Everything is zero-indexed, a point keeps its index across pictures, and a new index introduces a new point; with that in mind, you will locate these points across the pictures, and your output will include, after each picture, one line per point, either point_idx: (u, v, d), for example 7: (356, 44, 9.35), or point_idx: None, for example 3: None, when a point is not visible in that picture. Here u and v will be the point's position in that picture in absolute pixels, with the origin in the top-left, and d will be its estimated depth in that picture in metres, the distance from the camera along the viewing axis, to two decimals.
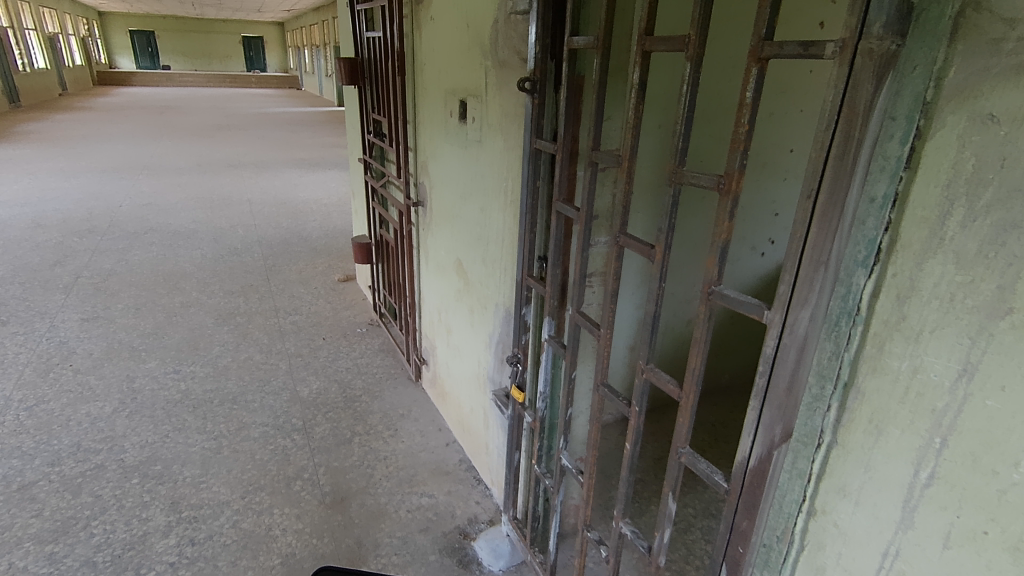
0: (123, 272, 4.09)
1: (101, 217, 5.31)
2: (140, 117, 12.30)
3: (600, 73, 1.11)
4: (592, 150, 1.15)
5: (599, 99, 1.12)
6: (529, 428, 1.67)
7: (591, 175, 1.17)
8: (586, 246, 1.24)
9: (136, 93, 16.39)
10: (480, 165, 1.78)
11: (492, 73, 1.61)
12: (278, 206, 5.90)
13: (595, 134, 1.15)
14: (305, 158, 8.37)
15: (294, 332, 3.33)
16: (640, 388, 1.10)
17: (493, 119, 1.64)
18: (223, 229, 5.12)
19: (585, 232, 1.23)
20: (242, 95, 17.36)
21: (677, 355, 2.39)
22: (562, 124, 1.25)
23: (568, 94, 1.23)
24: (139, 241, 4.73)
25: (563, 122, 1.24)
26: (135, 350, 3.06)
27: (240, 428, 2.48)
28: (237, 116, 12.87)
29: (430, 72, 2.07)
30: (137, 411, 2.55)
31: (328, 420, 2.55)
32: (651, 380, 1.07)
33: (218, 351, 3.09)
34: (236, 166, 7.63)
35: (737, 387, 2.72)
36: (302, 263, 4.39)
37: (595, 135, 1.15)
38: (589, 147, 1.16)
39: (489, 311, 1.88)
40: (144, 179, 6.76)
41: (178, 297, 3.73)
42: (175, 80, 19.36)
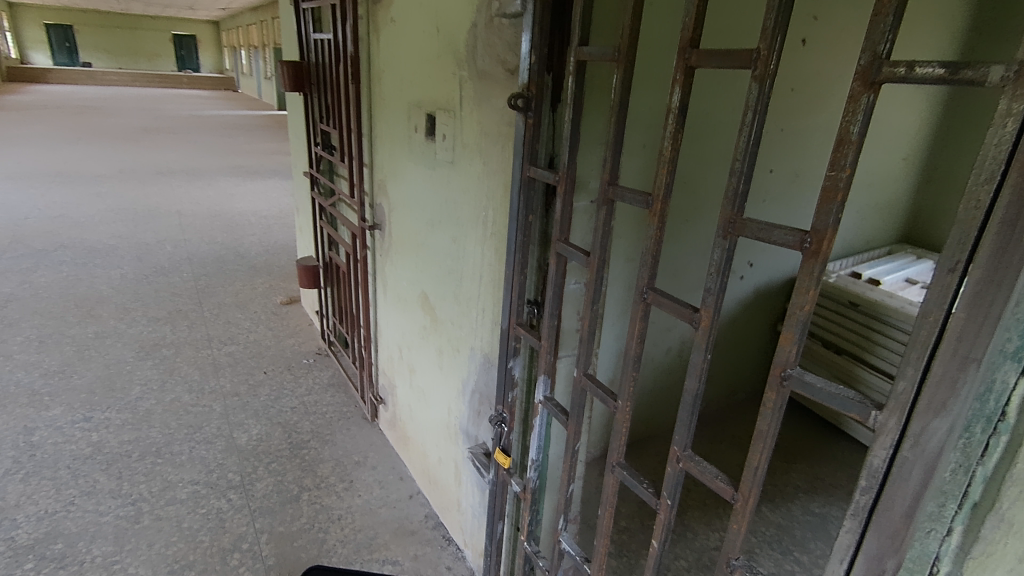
0: (26, 296, 3.57)
1: (2, 231, 4.68)
2: (54, 118, 11.25)
3: (621, 92, 0.90)
4: (605, 185, 0.95)
5: (619, 122, 0.92)
6: (515, 496, 1.43)
7: (605, 214, 0.96)
8: (598, 299, 1.02)
9: (51, 91, 15.08)
10: (452, 188, 1.54)
11: (468, 85, 1.38)
12: (213, 218, 5.42)
13: (610, 165, 0.94)
14: (242, 165, 7.83)
15: (230, 366, 2.96)
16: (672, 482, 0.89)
17: (469, 138, 1.41)
18: (149, 244, 4.62)
19: (594, 281, 1.00)
20: (173, 95, 16.32)
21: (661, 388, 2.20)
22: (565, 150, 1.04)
23: (574, 116, 1.02)
24: (46, 259, 4.17)
25: (566, 150, 1.03)
26: (35, 394, 2.61)
27: (165, 488, 2.12)
28: (167, 118, 12.01)
29: (390, 81, 1.82)
30: (35, 473, 2.15)
31: (271, 474, 2.23)
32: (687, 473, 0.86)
33: (140, 392, 2.69)
34: (165, 173, 7.02)
35: (715, 416, 2.58)
36: (240, 283, 3.98)
37: (613, 168, 0.94)
38: (603, 181, 0.95)
39: (462, 355, 1.64)
40: (57, 187, 6.08)
41: (92, 326, 3.26)
42: (96, 77, 17.97)
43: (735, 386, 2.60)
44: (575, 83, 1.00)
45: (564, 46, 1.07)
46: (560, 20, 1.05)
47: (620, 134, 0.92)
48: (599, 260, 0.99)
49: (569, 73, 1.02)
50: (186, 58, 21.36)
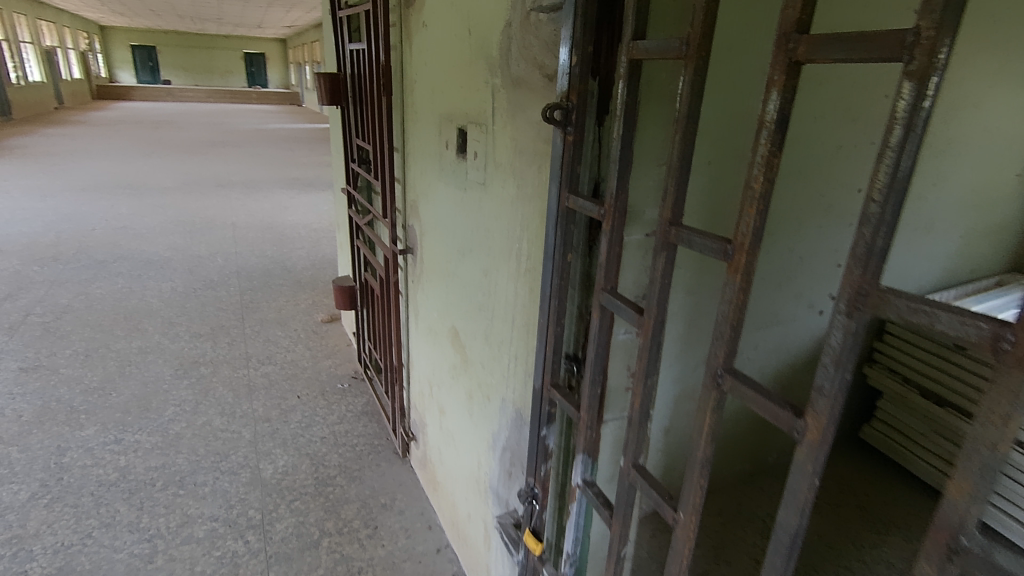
0: (80, 308, 3.63)
1: (70, 242, 4.85)
2: (133, 132, 11.91)
3: (689, 98, 0.67)
4: (665, 224, 0.71)
5: (686, 139, 0.68)
6: None
7: (664, 260, 0.72)
8: (652, 371, 0.77)
9: (133, 107, 16.09)
10: (483, 213, 1.34)
11: (501, 93, 1.17)
12: (265, 231, 5.47)
13: (672, 198, 0.70)
14: (298, 178, 7.97)
15: (265, 388, 2.86)
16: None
17: (502, 156, 1.21)
18: (202, 257, 4.68)
19: (646, 348, 0.76)
20: (242, 110, 17.10)
21: (725, 440, 1.90)
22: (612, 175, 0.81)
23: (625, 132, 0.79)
24: (105, 270, 4.27)
25: (615, 176, 0.80)
26: (73, 412, 2.58)
27: (183, 524, 2.00)
28: (234, 132, 12.51)
29: (422, 92, 1.64)
30: (59, 499, 2.08)
31: (292, 513, 2.08)
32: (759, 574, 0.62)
33: (172, 413, 2.62)
34: (226, 186, 7.21)
35: None
36: (283, 299, 3.94)
37: (678, 199, 0.70)
38: (664, 218, 0.71)
39: (493, 404, 1.43)
40: (125, 199, 6.32)
41: (137, 341, 3.26)
42: (174, 94, 19.07)
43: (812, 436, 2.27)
44: (626, 89, 0.78)
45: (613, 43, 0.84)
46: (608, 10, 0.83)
47: (686, 156, 0.69)
48: (655, 318, 0.75)
49: (620, 76, 0.79)
50: (256, 75, 22.41)
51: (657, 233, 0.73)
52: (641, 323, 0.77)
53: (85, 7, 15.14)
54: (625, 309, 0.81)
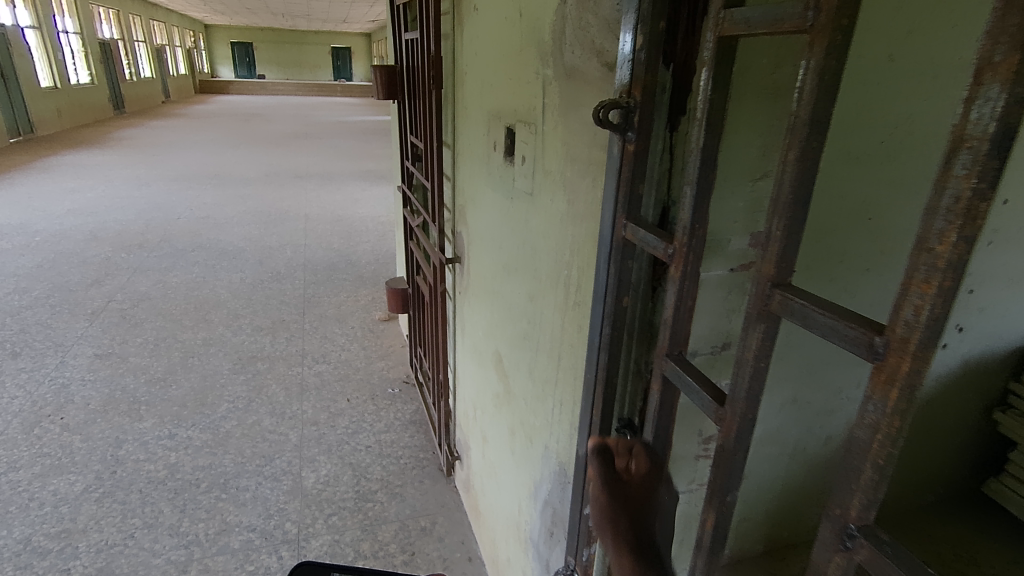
0: (156, 297, 3.77)
1: (156, 230, 5.11)
2: (226, 124, 12.62)
3: (810, 94, 0.44)
4: (764, 283, 0.49)
5: (803, 155, 0.45)
6: None
7: (757, 337, 0.50)
8: (733, 486, 0.56)
9: (229, 101, 17.11)
10: (530, 229, 1.13)
11: (553, 87, 0.96)
12: (335, 223, 5.53)
13: (776, 244, 0.48)
14: (372, 170, 8.07)
15: (316, 389, 2.81)
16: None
17: (553, 164, 0.99)
18: (272, 248, 4.77)
19: (723, 456, 0.55)
20: (326, 103, 17.73)
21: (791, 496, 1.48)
22: (685, 200, 0.58)
23: (706, 140, 0.56)
24: (183, 259, 4.44)
25: (688, 202, 0.58)
26: (135, 403, 2.64)
27: (221, 532, 1.95)
28: (316, 124, 12.96)
29: (472, 85, 1.45)
30: (110, 494, 2.11)
31: (328, 530, 1.98)
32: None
33: (225, 410, 2.61)
34: (303, 177, 7.41)
35: None
36: (344, 295, 3.92)
37: (787, 247, 0.47)
38: (764, 274, 0.49)
39: (535, 449, 1.23)
40: (210, 189, 6.62)
41: (202, 332, 3.33)
42: (266, 88, 20.10)
43: None
44: (710, 79, 0.55)
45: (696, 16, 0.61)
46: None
47: (800, 181, 0.46)
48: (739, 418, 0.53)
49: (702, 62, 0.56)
50: (341, 68, 23.21)
51: (752, 295, 0.51)
52: (721, 419, 0.56)
53: (189, 8, 16.21)
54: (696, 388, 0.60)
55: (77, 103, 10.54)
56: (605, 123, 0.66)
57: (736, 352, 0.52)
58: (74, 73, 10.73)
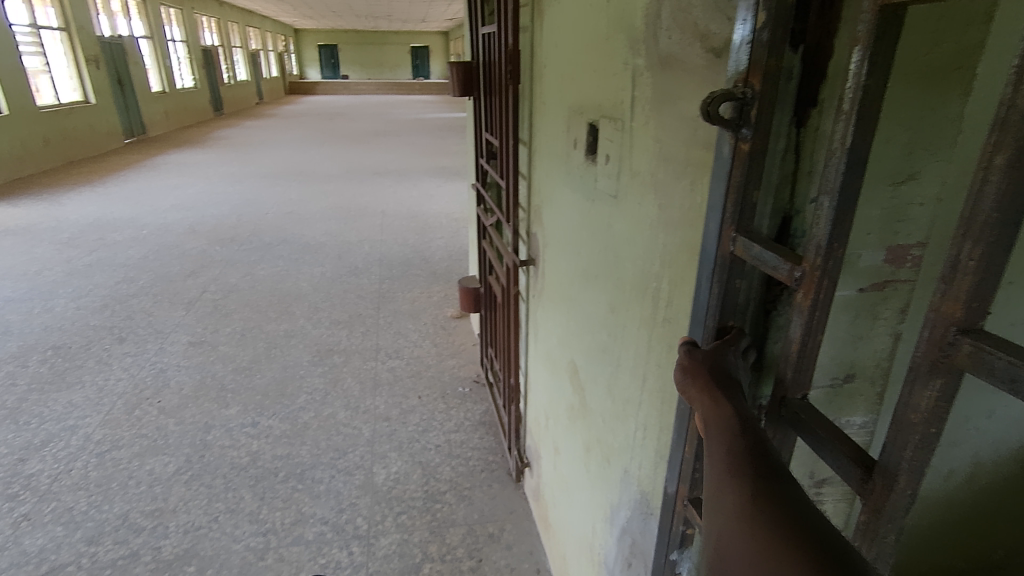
0: (244, 288, 3.97)
1: (247, 224, 5.41)
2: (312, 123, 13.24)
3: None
4: (943, 323, 0.46)
5: (1014, 161, 0.40)
6: None
7: (925, 395, 0.48)
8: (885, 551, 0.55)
9: (316, 101, 17.96)
10: (614, 233, 1.04)
11: (645, 79, 0.86)
12: (410, 219, 5.63)
13: (970, 280, 0.44)
14: (447, 166, 8.17)
15: (389, 384, 2.85)
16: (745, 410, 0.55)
17: (642, 165, 0.90)
18: (351, 243, 4.91)
19: (866, 529, 0.55)
20: (405, 101, 18.21)
21: None
22: (820, 213, 0.51)
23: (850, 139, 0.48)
24: (269, 253, 4.66)
25: (825, 216, 0.51)
26: (223, 390, 2.78)
27: (296, 522, 2.01)
28: (395, 122, 13.33)
29: (552, 80, 1.37)
30: (197, 477, 2.22)
31: (397, 528, 1.99)
32: (730, 529, 0.47)
33: (303, 401, 2.70)
34: (382, 174, 7.62)
35: None
36: (418, 290, 3.96)
37: (981, 284, 0.43)
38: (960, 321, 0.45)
39: (613, 471, 1.15)
40: (296, 185, 6.94)
41: (285, 323, 3.46)
42: (350, 88, 20.94)
43: None
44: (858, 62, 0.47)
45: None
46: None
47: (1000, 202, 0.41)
48: (883, 480, 0.52)
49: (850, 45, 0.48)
50: (419, 67, 23.77)
51: (923, 339, 0.48)
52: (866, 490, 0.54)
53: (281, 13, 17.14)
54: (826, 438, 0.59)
55: (182, 106, 11.41)
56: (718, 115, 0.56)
57: (895, 414, 0.51)
58: (179, 78, 11.61)
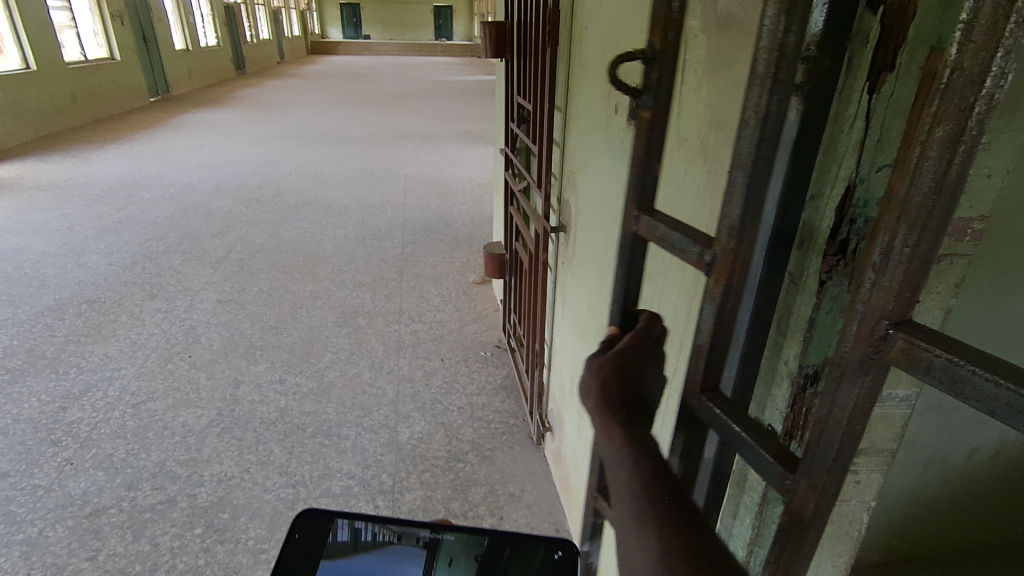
0: (270, 249, 4.01)
1: (271, 186, 5.43)
2: (334, 85, 13.11)
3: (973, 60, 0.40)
4: (871, 315, 0.48)
5: (953, 133, 0.42)
6: None
7: (852, 395, 0.51)
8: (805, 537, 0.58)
9: (337, 62, 17.73)
10: (655, 201, 1.04)
11: (698, 42, 0.85)
12: (433, 184, 5.60)
13: (902, 268, 0.45)
14: (470, 131, 8.06)
15: (412, 347, 2.88)
16: (642, 435, 0.62)
17: (691, 129, 0.88)
18: (374, 207, 4.91)
19: (792, 527, 0.58)
20: (427, 63, 17.88)
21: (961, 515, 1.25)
22: (737, 184, 0.58)
23: (763, 107, 0.55)
24: (293, 214, 4.69)
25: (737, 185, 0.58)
26: (251, 347, 2.84)
27: (324, 476, 2.07)
28: (417, 85, 13.15)
29: (592, 40, 1.35)
30: (229, 430, 2.29)
31: (421, 486, 2.04)
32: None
33: (329, 361, 2.75)
34: (404, 137, 7.55)
35: None
36: (440, 255, 3.97)
37: (912, 269, 0.45)
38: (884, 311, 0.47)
39: None
40: (318, 147, 6.92)
41: (310, 285, 3.51)
42: (371, 48, 20.63)
43: None
44: (773, 21, 0.52)
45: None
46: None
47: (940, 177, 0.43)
48: (810, 482, 0.55)
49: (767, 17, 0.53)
50: (442, 28, 23.28)
51: (852, 334, 0.50)
52: (789, 489, 0.58)
53: None
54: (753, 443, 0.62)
55: (205, 64, 11.35)
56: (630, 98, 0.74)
57: (822, 415, 0.53)
58: (202, 35, 11.53)
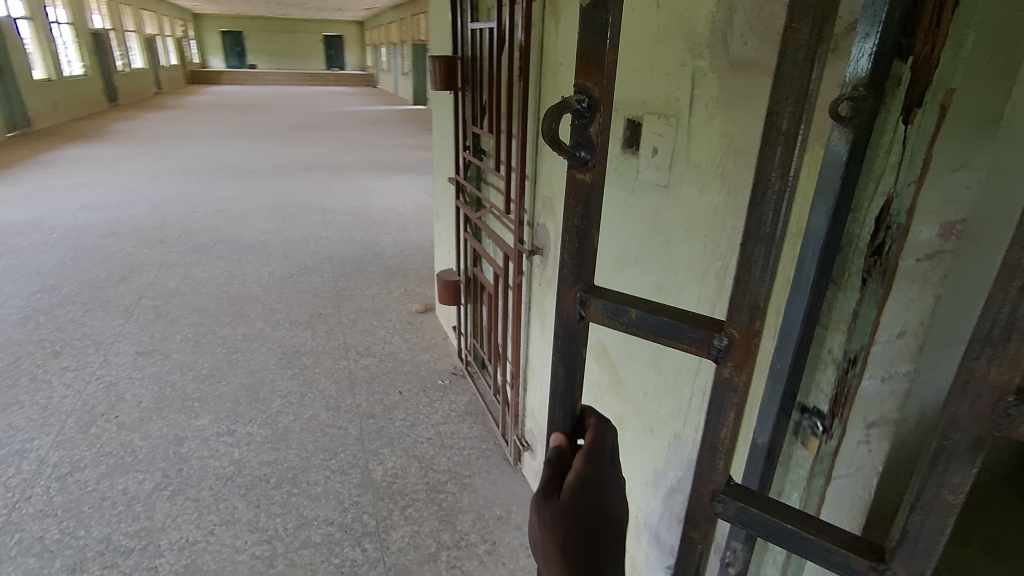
0: (187, 292, 3.72)
1: (174, 225, 5.04)
2: (223, 116, 12.42)
3: None
4: (992, 392, 0.46)
5: None
6: None
7: (969, 476, 0.49)
8: None
9: (222, 92, 16.81)
10: (662, 220, 1.14)
11: (709, 80, 0.96)
12: (353, 215, 5.48)
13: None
14: (380, 160, 7.99)
15: (366, 382, 2.80)
16: None
17: (703, 155, 1.00)
18: (295, 241, 4.72)
19: None
20: (321, 92, 17.46)
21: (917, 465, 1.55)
22: (760, 260, 0.54)
23: (792, 166, 0.51)
24: (207, 254, 4.39)
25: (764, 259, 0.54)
26: (188, 399, 2.62)
27: (300, 526, 1.96)
28: (315, 114, 12.81)
29: (571, 76, 1.46)
30: (181, 491, 2.10)
31: (407, 521, 2.00)
32: None
33: (280, 405, 2.60)
34: (313, 169, 7.32)
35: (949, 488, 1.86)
36: (376, 286, 3.90)
37: None
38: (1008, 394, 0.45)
39: (658, 438, 1.25)
40: (221, 182, 6.53)
41: (241, 327, 3.30)
42: (258, 78, 19.80)
43: None
44: (798, 69, 0.49)
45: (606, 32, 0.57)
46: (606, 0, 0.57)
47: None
48: (910, 571, 0.54)
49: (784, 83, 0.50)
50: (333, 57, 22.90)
51: (965, 416, 0.47)
52: None
53: None
54: (813, 538, 0.59)
55: (71, 96, 10.31)
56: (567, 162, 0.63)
57: (932, 504, 0.50)
58: (65, 65, 10.47)
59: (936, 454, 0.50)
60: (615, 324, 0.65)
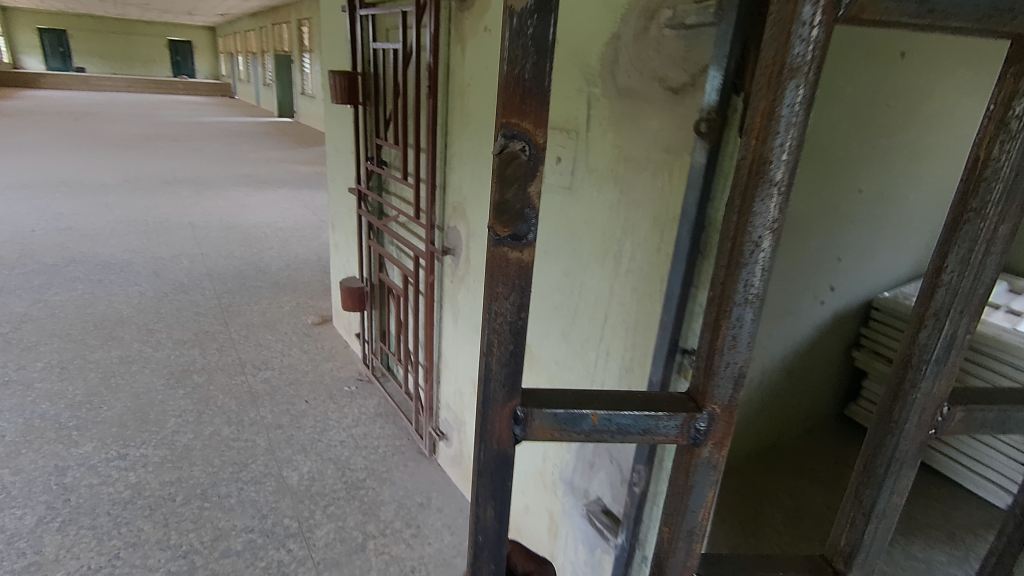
0: (41, 318, 3.35)
1: (10, 245, 4.44)
2: (52, 124, 10.95)
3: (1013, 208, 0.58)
4: (931, 406, 0.64)
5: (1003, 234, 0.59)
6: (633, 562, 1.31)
7: (909, 476, 0.68)
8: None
9: (46, 97, 14.77)
10: (567, 216, 1.39)
11: (602, 103, 1.24)
12: (229, 230, 5.21)
13: (960, 351, 0.62)
14: (251, 174, 7.61)
15: (269, 394, 2.76)
16: None
17: (599, 162, 1.27)
18: (166, 259, 4.40)
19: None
20: (171, 102, 16.02)
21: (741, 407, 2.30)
22: (747, 325, 0.56)
23: (780, 223, 0.53)
24: (59, 276, 3.95)
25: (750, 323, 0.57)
26: (63, 429, 2.41)
27: (218, 538, 1.93)
28: (167, 125, 11.76)
29: (478, 95, 1.68)
30: (72, 521, 1.96)
31: (330, 518, 2.05)
32: None
33: (175, 425, 2.49)
34: (173, 184, 6.78)
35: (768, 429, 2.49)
36: (266, 301, 3.79)
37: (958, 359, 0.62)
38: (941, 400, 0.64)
39: None
40: (62, 198, 5.83)
41: (115, 350, 3.06)
42: (91, 83, 17.65)
43: (793, 400, 2.51)
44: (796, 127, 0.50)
45: (542, 80, 0.48)
46: (543, 40, 0.47)
47: (995, 270, 0.60)
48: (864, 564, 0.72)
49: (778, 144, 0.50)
50: (182, 65, 21.10)
51: (917, 427, 0.65)
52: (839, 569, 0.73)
53: None
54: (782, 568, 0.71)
55: None
56: (500, 241, 0.51)
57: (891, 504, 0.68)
58: None
59: (891, 463, 0.67)
60: (569, 434, 0.58)
